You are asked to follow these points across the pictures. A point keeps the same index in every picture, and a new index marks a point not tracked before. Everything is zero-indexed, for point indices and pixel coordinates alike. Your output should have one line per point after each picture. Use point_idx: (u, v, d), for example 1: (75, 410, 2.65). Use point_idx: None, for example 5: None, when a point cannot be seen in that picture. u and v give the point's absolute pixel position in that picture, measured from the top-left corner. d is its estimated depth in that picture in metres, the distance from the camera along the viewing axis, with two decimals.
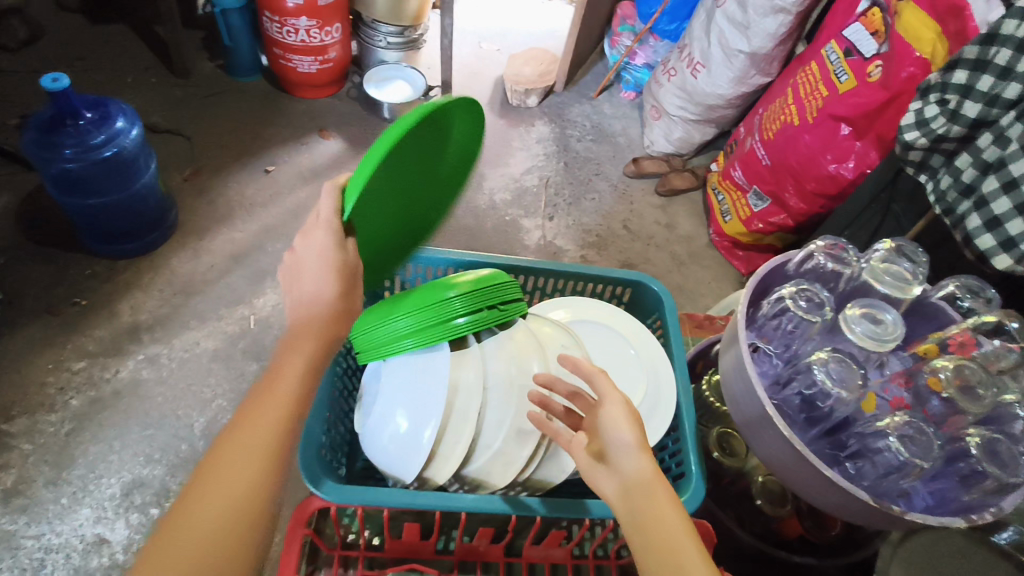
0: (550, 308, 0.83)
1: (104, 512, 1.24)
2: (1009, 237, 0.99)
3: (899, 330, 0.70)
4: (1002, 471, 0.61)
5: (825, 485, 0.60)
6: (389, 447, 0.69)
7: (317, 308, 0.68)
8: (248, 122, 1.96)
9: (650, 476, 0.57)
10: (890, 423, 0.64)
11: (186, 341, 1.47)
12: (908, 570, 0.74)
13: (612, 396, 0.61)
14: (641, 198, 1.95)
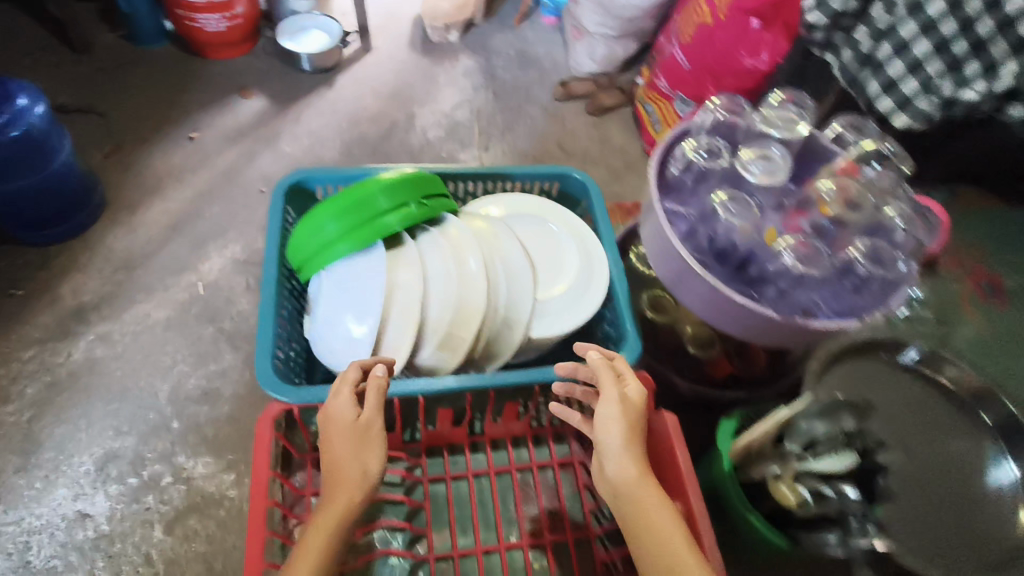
0: (483, 208, 0.87)
1: (82, 488, 1.25)
2: (904, 98, 1.06)
3: (787, 163, 0.81)
4: (883, 271, 0.73)
5: (742, 314, 0.67)
6: (341, 348, 0.73)
7: (340, 436, 0.66)
8: (162, 91, 1.88)
9: (632, 475, 0.68)
10: (785, 244, 0.74)
11: (136, 314, 1.46)
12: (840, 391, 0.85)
13: (606, 407, 0.70)
14: (573, 119, 1.98)
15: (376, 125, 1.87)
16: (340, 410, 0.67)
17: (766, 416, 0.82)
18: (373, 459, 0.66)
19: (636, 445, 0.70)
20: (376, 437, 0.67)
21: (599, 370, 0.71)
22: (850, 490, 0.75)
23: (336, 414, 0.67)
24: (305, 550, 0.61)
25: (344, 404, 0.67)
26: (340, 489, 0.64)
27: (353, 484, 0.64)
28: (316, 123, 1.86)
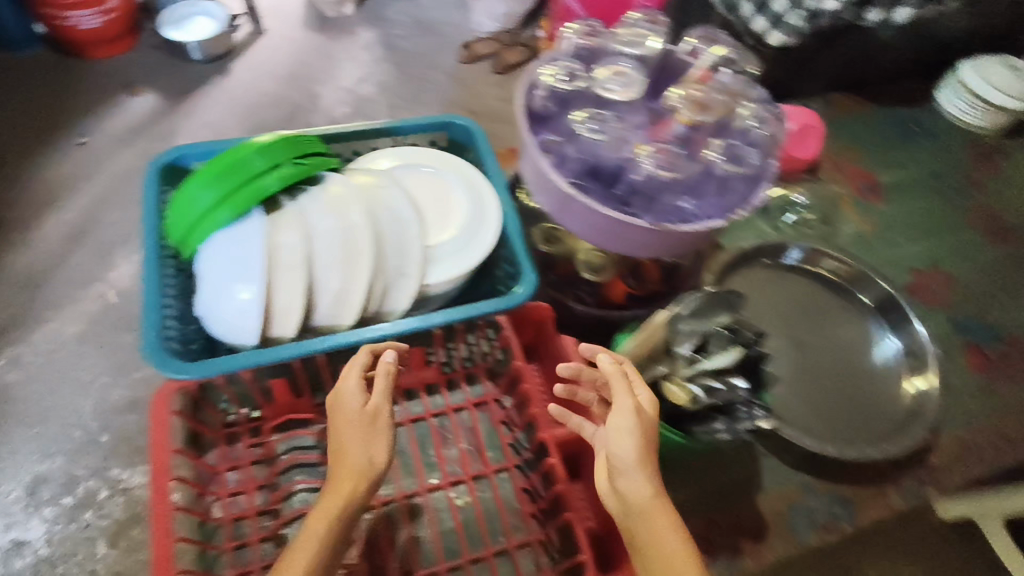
0: (372, 161, 0.81)
1: (10, 514, 1.07)
2: (776, 15, 0.96)
3: (642, 75, 0.70)
4: (744, 170, 0.65)
5: (641, 236, 0.64)
6: (226, 318, 0.63)
7: (343, 427, 0.58)
8: (43, 99, 1.72)
9: (650, 500, 0.53)
10: (645, 154, 0.65)
11: (46, 334, 1.28)
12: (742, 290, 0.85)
13: (618, 407, 0.56)
14: (480, 82, 1.94)
15: (277, 107, 1.80)
16: (347, 402, 0.60)
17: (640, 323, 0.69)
18: (379, 453, 0.57)
19: (650, 453, 0.55)
20: (386, 425, 0.59)
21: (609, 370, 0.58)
22: (739, 380, 0.63)
23: (339, 402, 0.60)
24: (296, 558, 0.53)
25: (350, 395, 0.59)
26: (338, 482, 0.55)
27: (356, 477, 0.55)
28: (216, 115, 1.80)
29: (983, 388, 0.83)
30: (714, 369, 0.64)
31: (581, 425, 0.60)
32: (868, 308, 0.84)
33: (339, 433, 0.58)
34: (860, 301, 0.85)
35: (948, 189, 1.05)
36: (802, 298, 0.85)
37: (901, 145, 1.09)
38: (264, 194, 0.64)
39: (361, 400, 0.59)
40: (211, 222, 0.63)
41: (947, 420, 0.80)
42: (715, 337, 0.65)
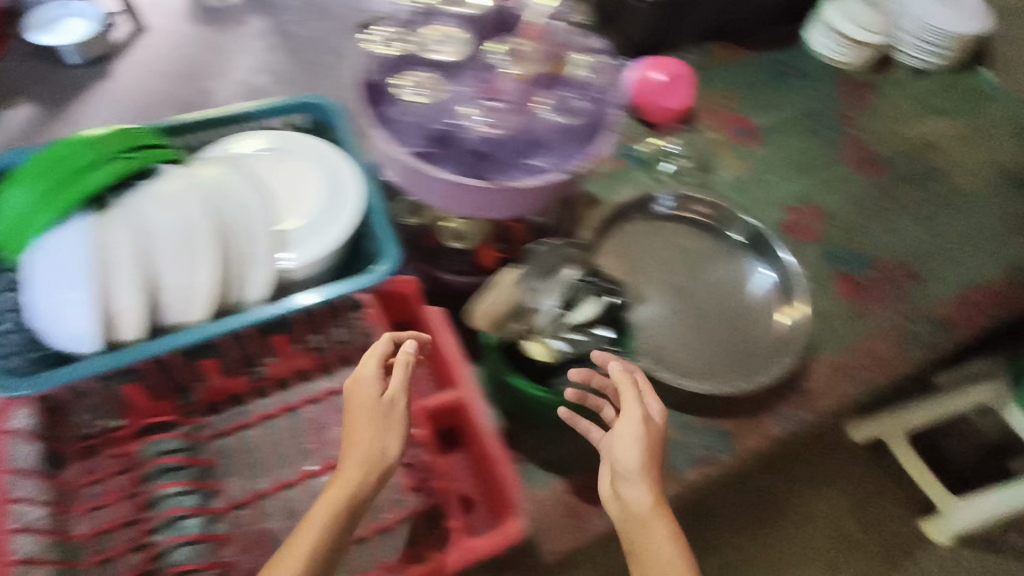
0: (224, 146, 0.76)
1: None
2: None
3: (466, 38, 0.70)
4: (582, 119, 0.66)
5: (483, 195, 0.63)
6: (60, 325, 0.59)
7: (361, 414, 0.56)
8: None
9: (650, 511, 0.56)
10: (479, 112, 0.65)
11: None
12: (618, 251, 0.85)
13: (629, 415, 0.59)
14: None
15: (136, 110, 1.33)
16: (365, 387, 0.58)
17: (496, 285, 0.67)
18: (393, 444, 0.55)
19: (655, 464, 0.58)
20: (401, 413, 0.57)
21: (619, 378, 0.60)
22: (605, 330, 0.65)
23: (359, 388, 0.58)
24: (294, 545, 0.50)
25: (369, 382, 0.58)
26: (348, 467, 0.54)
27: (368, 466, 0.54)
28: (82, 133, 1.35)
29: (854, 313, 0.86)
30: (582, 321, 0.65)
31: (588, 430, 0.61)
32: (736, 245, 0.87)
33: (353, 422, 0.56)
34: (723, 241, 0.88)
35: (820, 125, 1.07)
36: (672, 241, 0.87)
37: (773, 87, 1.11)
38: (92, 186, 0.61)
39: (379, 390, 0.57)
40: (35, 223, 0.59)
41: (818, 346, 0.83)
42: (584, 293, 0.66)
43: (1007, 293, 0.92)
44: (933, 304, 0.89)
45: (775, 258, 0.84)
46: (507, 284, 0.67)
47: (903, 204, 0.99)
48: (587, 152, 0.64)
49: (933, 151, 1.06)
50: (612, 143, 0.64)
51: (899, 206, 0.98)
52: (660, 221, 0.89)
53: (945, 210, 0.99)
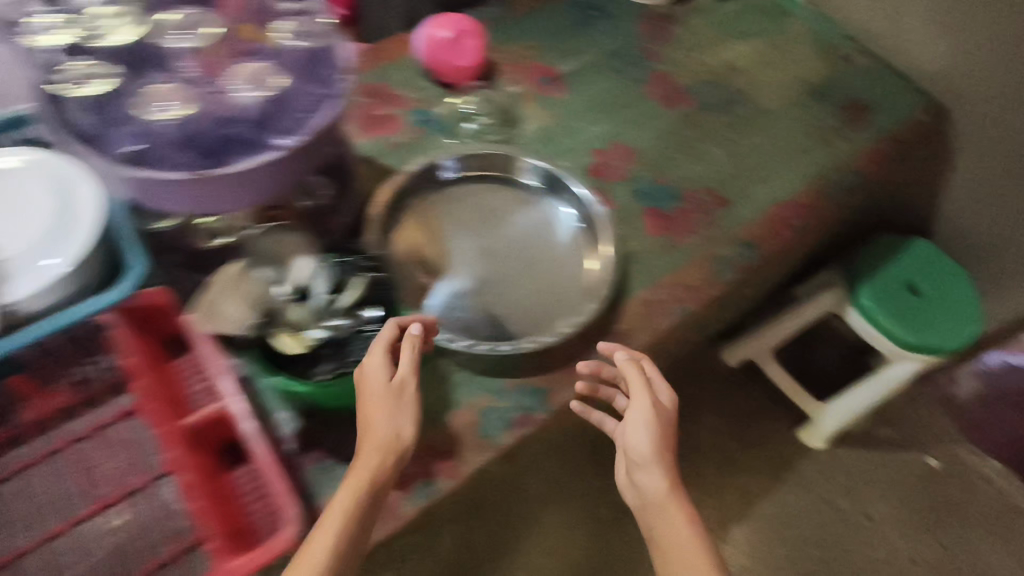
0: None
1: None
2: None
3: (147, 23, 0.67)
4: (296, 85, 0.65)
5: (211, 188, 0.60)
6: None
7: (369, 400, 0.62)
8: None
9: (665, 490, 0.68)
10: (180, 101, 0.63)
11: None
12: (420, 225, 0.82)
13: (638, 402, 0.70)
14: None
15: None
16: (368, 374, 0.63)
17: (220, 276, 0.64)
18: (405, 424, 0.62)
19: (664, 445, 0.70)
20: (412, 399, 0.63)
21: (627, 369, 0.72)
22: (371, 311, 0.66)
23: (365, 376, 0.63)
24: (329, 523, 0.57)
25: (374, 368, 0.63)
26: (370, 449, 0.60)
27: (385, 447, 0.60)
28: None
29: (664, 247, 0.87)
30: (335, 302, 0.64)
31: (603, 421, 0.75)
32: (534, 190, 0.87)
33: (368, 410, 0.62)
34: (523, 190, 0.88)
35: (625, 65, 1.07)
36: (475, 202, 0.86)
37: (580, 32, 1.10)
38: None
39: (385, 376, 0.62)
40: None
41: (630, 284, 0.83)
42: (347, 276, 0.66)
43: (809, 205, 0.97)
44: (740, 226, 0.91)
45: (572, 194, 0.86)
46: (233, 274, 0.65)
47: (709, 132, 1.00)
48: (313, 120, 0.63)
49: (737, 76, 1.09)
50: (340, 106, 0.65)
51: (706, 134, 1.00)
52: (455, 185, 0.86)
53: (750, 132, 1.02)
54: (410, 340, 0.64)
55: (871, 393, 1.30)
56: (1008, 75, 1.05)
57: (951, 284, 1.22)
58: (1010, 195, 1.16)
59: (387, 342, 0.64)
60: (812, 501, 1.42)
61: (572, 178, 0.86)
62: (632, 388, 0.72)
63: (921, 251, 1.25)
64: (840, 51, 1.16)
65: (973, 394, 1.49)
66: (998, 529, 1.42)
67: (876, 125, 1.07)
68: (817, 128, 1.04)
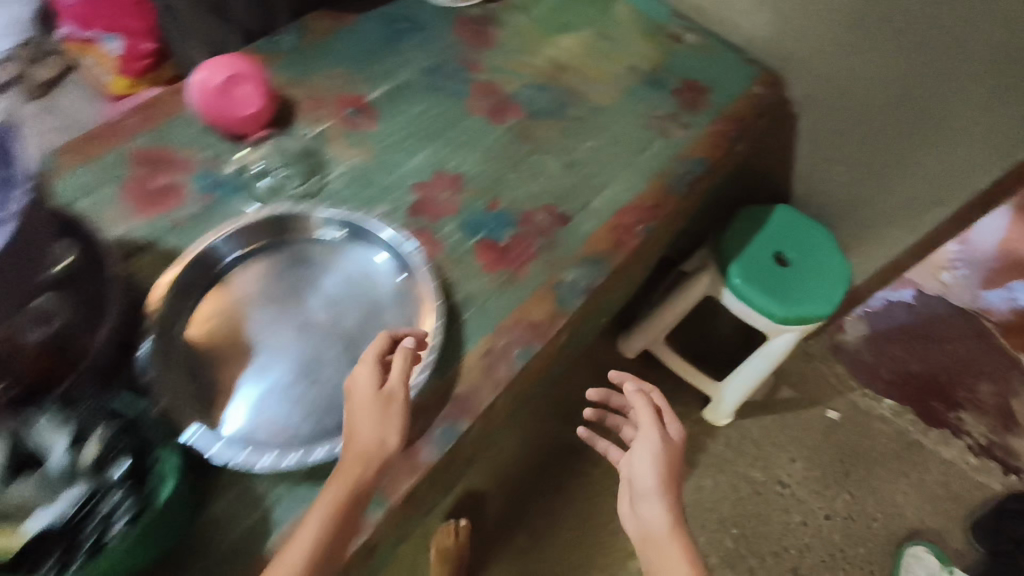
0: None
1: None
2: None
3: None
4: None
5: None
6: None
7: (356, 408, 0.63)
8: None
9: (662, 522, 0.75)
10: None
11: None
12: (212, 317, 0.72)
13: (648, 437, 0.80)
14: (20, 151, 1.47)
15: None
16: (357, 383, 0.64)
17: None
18: (391, 435, 0.62)
19: (668, 483, 0.78)
20: (399, 407, 0.63)
21: (636, 400, 0.83)
22: (117, 469, 0.53)
23: (355, 386, 0.64)
24: (307, 529, 0.57)
25: (363, 378, 0.64)
26: (349, 459, 0.60)
27: (366, 458, 0.61)
28: None
29: (501, 283, 0.80)
30: (64, 464, 0.51)
31: (608, 448, 0.89)
32: (337, 243, 0.79)
33: (355, 420, 0.63)
34: (325, 246, 0.79)
35: (443, 80, 0.98)
36: (271, 271, 0.76)
37: (389, 48, 0.99)
38: None
39: (375, 387, 0.64)
40: None
41: (469, 334, 0.75)
42: (87, 427, 0.53)
43: (655, 202, 0.91)
44: (582, 243, 0.85)
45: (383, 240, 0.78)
46: None
47: (541, 142, 0.93)
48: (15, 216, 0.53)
49: (566, 74, 1.02)
50: (10, 233, 0.52)
51: (538, 144, 0.93)
52: (239, 267, 0.75)
53: (585, 134, 0.96)
54: (402, 354, 0.65)
55: (759, 367, 1.25)
56: (831, 34, 1.04)
57: (815, 249, 1.22)
58: (850, 152, 1.16)
59: (378, 353, 0.66)
60: (723, 476, 1.41)
61: (379, 222, 0.78)
62: (643, 422, 0.81)
63: (783, 220, 1.24)
64: (670, 30, 1.12)
65: (860, 336, 1.56)
66: (900, 467, 1.47)
67: (711, 106, 1.03)
68: (652, 119, 0.99)
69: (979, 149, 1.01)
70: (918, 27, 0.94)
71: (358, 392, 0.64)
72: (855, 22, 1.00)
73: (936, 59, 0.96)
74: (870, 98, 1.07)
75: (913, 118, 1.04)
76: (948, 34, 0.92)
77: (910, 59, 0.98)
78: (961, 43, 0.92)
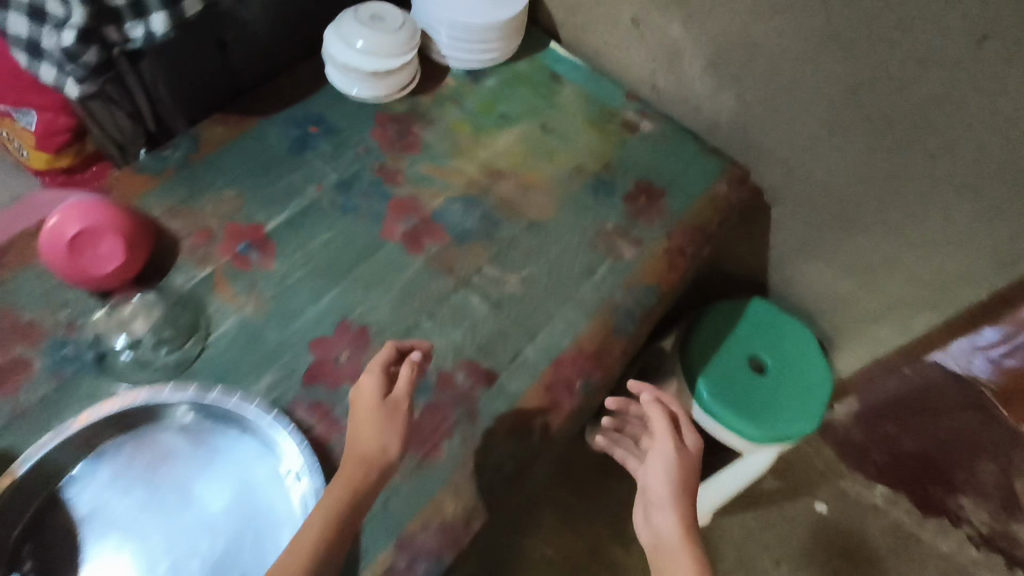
0: None
1: None
2: None
3: None
4: None
5: None
6: None
7: (360, 412, 0.64)
8: None
9: (676, 531, 0.68)
10: None
11: None
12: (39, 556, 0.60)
13: (664, 444, 0.74)
14: None
15: None
16: (362, 389, 0.65)
17: None
18: (394, 441, 0.63)
19: (686, 497, 0.71)
20: (399, 415, 0.64)
21: (651, 410, 0.76)
22: None
23: (361, 392, 0.65)
24: (311, 526, 0.57)
25: (369, 384, 0.65)
26: (351, 463, 0.61)
27: (363, 462, 0.61)
28: None
29: (408, 472, 0.67)
30: None
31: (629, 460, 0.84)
32: (212, 434, 0.67)
33: (359, 428, 0.63)
34: (195, 424, 0.67)
35: (354, 198, 0.84)
36: (129, 454, 0.65)
37: (294, 160, 0.86)
38: None
39: (381, 394, 0.65)
40: None
41: (366, 545, 0.63)
42: None
43: (597, 346, 0.79)
44: (506, 408, 0.72)
45: (264, 430, 0.66)
46: None
47: (469, 275, 0.80)
48: None
49: (501, 181, 0.88)
50: None
51: (464, 279, 0.80)
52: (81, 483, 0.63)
53: (520, 260, 0.82)
54: (410, 363, 0.66)
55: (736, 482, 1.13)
56: (805, 126, 0.90)
57: (793, 354, 1.09)
58: (831, 250, 1.03)
59: (383, 361, 0.67)
60: None
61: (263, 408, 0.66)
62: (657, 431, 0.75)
63: (754, 323, 1.11)
64: (622, 118, 0.98)
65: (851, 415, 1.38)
66: (892, 564, 1.34)
67: (666, 215, 0.89)
68: (597, 235, 0.86)
69: (971, 255, 0.88)
70: (902, 127, 0.81)
71: (362, 400, 0.65)
72: (831, 116, 0.87)
73: (922, 161, 0.83)
74: (848, 196, 0.94)
75: (897, 220, 0.91)
76: (936, 137, 0.80)
77: (893, 159, 0.85)
78: (951, 146, 0.79)
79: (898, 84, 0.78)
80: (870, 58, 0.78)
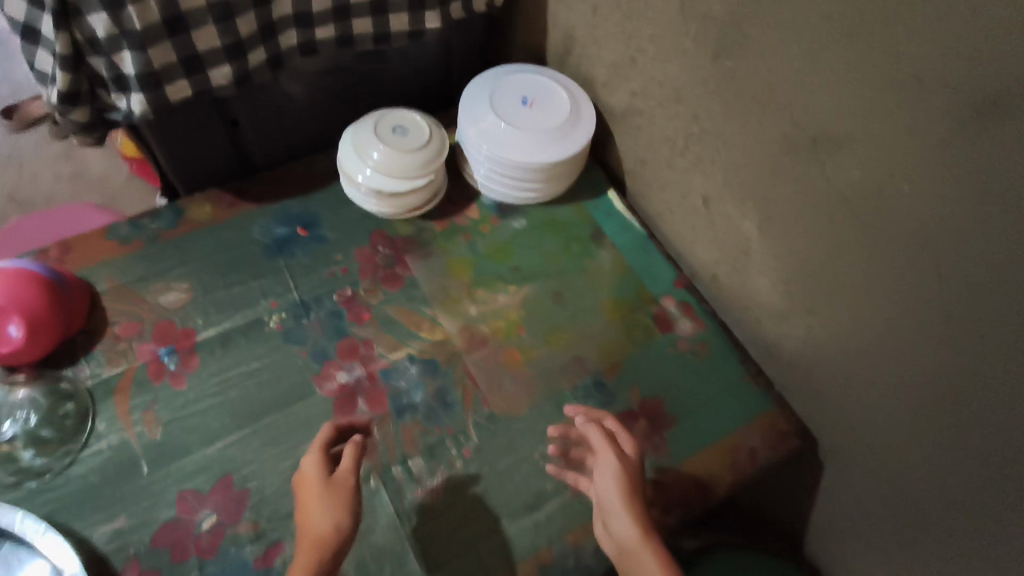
0: None
1: None
2: None
3: None
4: None
5: None
6: None
7: (304, 490, 0.58)
8: None
9: (636, 543, 0.55)
10: None
11: None
12: None
13: (603, 452, 0.61)
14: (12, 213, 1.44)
15: None
16: (306, 470, 0.59)
17: None
18: (345, 519, 0.56)
19: (640, 498, 0.59)
20: (347, 493, 0.58)
21: (584, 429, 0.63)
22: None
23: (304, 473, 0.59)
24: None
25: (311, 466, 0.60)
26: (304, 547, 0.54)
27: (316, 545, 0.54)
28: None
29: None
30: None
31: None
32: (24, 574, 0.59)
33: (307, 498, 0.57)
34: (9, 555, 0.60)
35: (305, 326, 0.73)
36: None
37: (265, 263, 0.77)
38: None
39: (327, 470, 0.59)
40: None
41: None
42: None
43: None
44: None
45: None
46: None
47: (388, 463, 0.66)
48: None
49: (477, 350, 0.74)
50: None
51: (382, 466, 0.66)
52: None
53: (456, 464, 0.67)
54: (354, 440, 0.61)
55: None
56: (883, 404, 0.66)
57: None
58: (877, 562, 0.76)
59: (322, 442, 0.62)
60: None
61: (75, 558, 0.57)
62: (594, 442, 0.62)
63: None
64: (657, 308, 0.79)
65: None
66: None
67: (661, 455, 0.70)
68: (557, 423, 0.70)
69: None
70: (1010, 474, 0.55)
71: (306, 480, 0.59)
72: (917, 409, 0.62)
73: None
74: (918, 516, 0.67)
75: None
76: None
77: (984, 502, 0.59)
78: None
79: (1019, 418, 0.53)
80: (985, 368, 0.54)
